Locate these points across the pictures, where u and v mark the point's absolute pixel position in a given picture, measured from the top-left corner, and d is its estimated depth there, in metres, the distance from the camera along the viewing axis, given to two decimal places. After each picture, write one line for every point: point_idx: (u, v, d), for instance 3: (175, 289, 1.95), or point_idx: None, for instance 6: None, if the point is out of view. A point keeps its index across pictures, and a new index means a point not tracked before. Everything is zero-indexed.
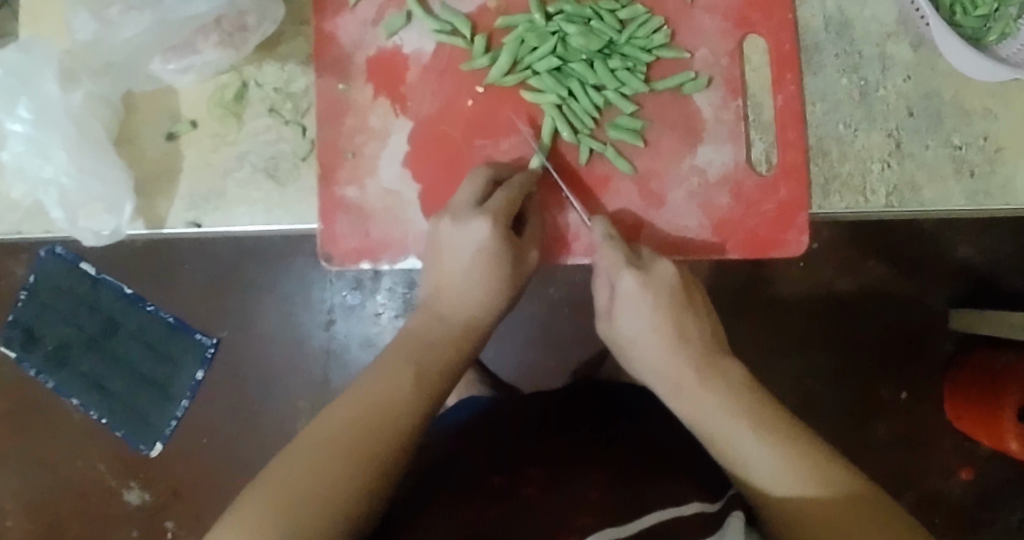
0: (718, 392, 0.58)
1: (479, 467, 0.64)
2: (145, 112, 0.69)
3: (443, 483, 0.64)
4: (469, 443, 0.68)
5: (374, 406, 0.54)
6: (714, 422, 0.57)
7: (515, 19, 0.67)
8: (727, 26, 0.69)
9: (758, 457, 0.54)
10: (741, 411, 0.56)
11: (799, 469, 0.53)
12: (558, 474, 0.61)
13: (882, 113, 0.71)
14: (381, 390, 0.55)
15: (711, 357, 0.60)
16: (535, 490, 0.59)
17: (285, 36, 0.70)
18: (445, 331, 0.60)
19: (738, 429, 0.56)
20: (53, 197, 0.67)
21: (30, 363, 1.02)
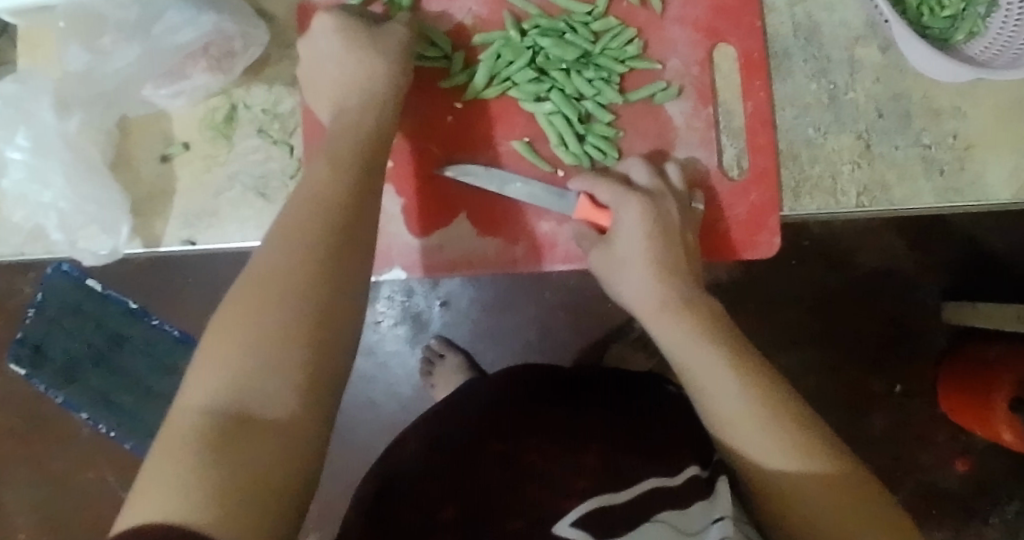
0: (702, 337, 0.60)
1: (480, 433, 0.67)
2: (139, 136, 0.72)
3: (447, 447, 0.67)
4: (466, 418, 0.71)
5: (280, 287, 0.46)
6: (706, 377, 0.58)
7: (492, 36, 0.70)
8: (696, 36, 0.71)
9: (733, 407, 0.56)
10: (727, 360, 0.58)
11: (778, 424, 0.55)
12: (558, 441, 0.66)
13: (852, 116, 0.73)
14: (284, 253, 0.48)
15: (691, 306, 0.61)
16: (536, 456, 0.63)
17: (271, 58, 0.72)
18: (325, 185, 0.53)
19: (723, 385, 0.57)
20: (53, 220, 0.70)
21: (40, 379, 1.06)
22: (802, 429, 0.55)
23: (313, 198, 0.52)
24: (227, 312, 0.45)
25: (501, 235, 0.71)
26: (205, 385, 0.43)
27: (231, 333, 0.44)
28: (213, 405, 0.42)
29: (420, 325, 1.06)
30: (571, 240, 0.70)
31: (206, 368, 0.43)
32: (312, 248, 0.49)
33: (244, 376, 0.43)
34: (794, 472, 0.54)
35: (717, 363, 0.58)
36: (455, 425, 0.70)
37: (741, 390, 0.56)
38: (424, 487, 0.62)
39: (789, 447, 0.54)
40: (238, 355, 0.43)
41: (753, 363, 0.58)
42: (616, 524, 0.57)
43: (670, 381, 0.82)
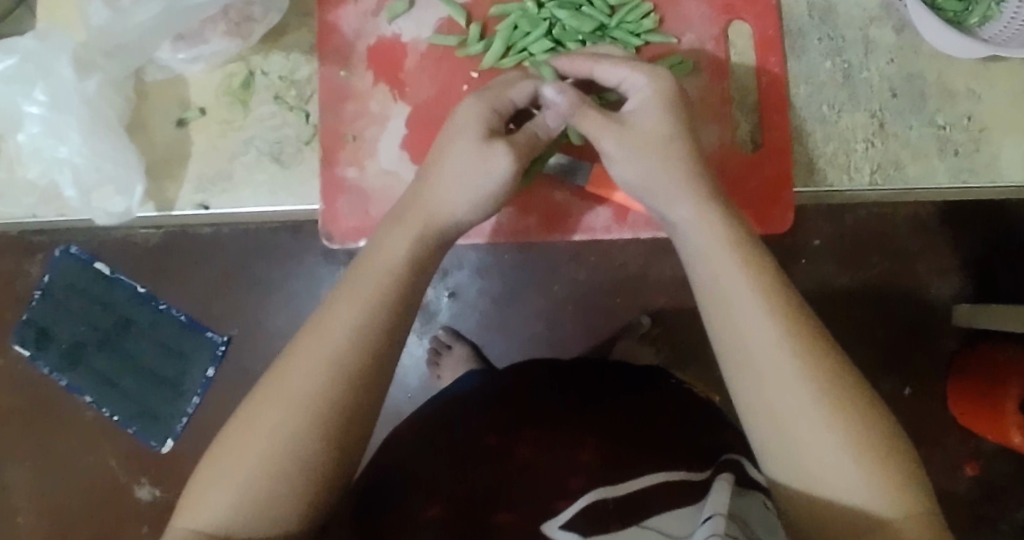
0: (733, 247, 0.50)
1: (476, 427, 0.67)
2: (156, 100, 0.72)
3: (443, 440, 0.66)
4: (471, 408, 0.70)
5: (296, 399, 0.45)
6: (792, 406, 0.46)
7: (509, 7, 0.70)
8: (712, 12, 0.72)
9: (767, 335, 0.47)
10: (817, 386, 0.46)
11: (875, 473, 0.44)
12: (554, 434, 0.65)
13: (866, 94, 0.73)
14: (316, 367, 0.46)
15: (745, 256, 0.50)
16: (530, 450, 0.63)
17: (290, 27, 0.73)
18: (377, 285, 0.49)
19: (816, 423, 0.45)
20: (67, 176, 0.70)
21: (44, 361, 1.06)
22: (901, 485, 0.44)
23: (358, 301, 0.48)
24: (240, 419, 0.45)
25: (514, 204, 0.71)
26: (203, 510, 0.44)
27: (241, 446, 0.44)
28: (210, 522, 0.43)
29: (427, 315, 1.05)
30: (585, 212, 0.71)
31: (213, 472, 0.44)
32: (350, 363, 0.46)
33: (247, 499, 0.44)
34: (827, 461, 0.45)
35: (809, 392, 0.45)
36: (451, 417, 0.69)
37: (840, 427, 0.45)
38: (413, 483, 0.63)
39: (859, 471, 0.44)
40: (241, 475, 0.44)
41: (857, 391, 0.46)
42: (606, 520, 0.56)
43: (672, 375, 0.79)
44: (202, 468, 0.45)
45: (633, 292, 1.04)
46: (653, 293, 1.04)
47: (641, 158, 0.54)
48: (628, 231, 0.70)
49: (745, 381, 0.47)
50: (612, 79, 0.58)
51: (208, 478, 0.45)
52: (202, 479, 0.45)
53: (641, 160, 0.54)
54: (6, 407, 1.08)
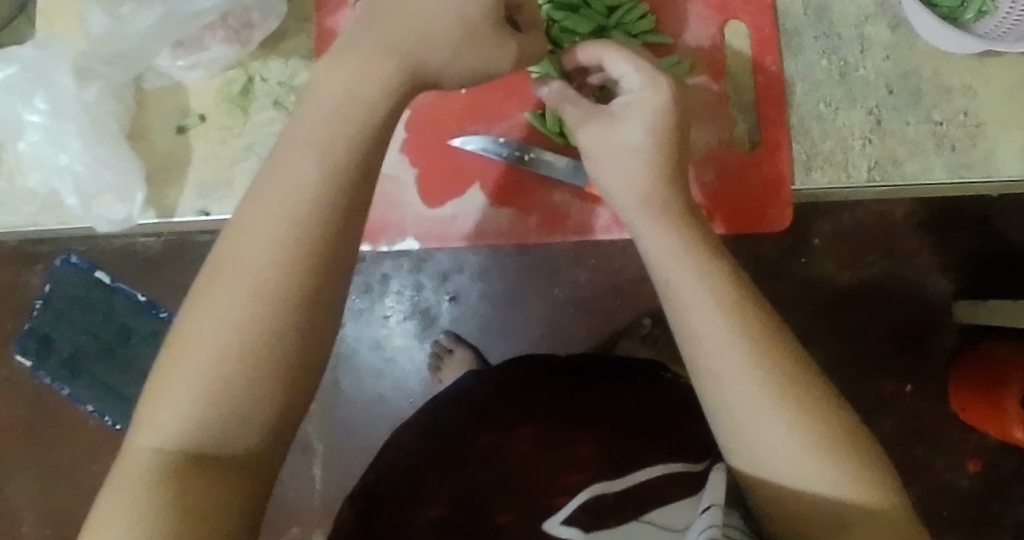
0: (691, 250, 0.52)
1: (473, 426, 0.68)
2: (156, 108, 0.73)
3: (441, 443, 0.67)
4: (467, 408, 0.71)
5: (260, 271, 0.42)
6: (743, 407, 0.48)
7: None
8: (708, 12, 0.72)
9: (718, 328, 0.49)
10: (772, 379, 0.48)
11: (832, 468, 0.46)
12: (550, 431, 0.65)
13: (862, 91, 0.74)
14: (277, 237, 0.43)
15: (702, 255, 0.52)
16: (527, 448, 0.64)
17: (288, 33, 0.73)
18: (331, 129, 0.46)
19: (769, 422, 0.47)
20: (69, 184, 0.71)
21: (47, 371, 1.06)
22: (857, 477, 0.46)
23: (310, 149, 0.45)
24: (202, 303, 0.42)
25: (514, 206, 0.71)
26: (171, 403, 0.41)
27: (199, 344, 0.41)
28: (178, 429, 0.40)
29: (428, 320, 1.05)
30: (584, 213, 0.71)
31: (169, 385, 0.41)
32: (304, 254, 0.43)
33: (214, 384, 0.41)
34: (789, 454, 0.47)
35: (757, 393, 0.47)
36: (449, 419, 0.70)
37: (793, 423, 0.47)
38: (415, 484, 0.63)
39: (821, 465, 0.46)
40: (202, 382, 0.41)
41: (809, 389, 0.48)
42: (605, 517, 0.55)
43: (668, 368, 0.80)
44: (166, 358, 0.42)
45: (634, 294, 1.04)
46: (653, 295, 1.04)
47: (613, 154, 0.56)
48: (627, 231, 0.71)
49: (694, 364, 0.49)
50: (619, 71, 0.57)
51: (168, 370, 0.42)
52: (164, 371, 0.42)
53: (613, 152, 0.56)
54: (8, 417, 1.08)
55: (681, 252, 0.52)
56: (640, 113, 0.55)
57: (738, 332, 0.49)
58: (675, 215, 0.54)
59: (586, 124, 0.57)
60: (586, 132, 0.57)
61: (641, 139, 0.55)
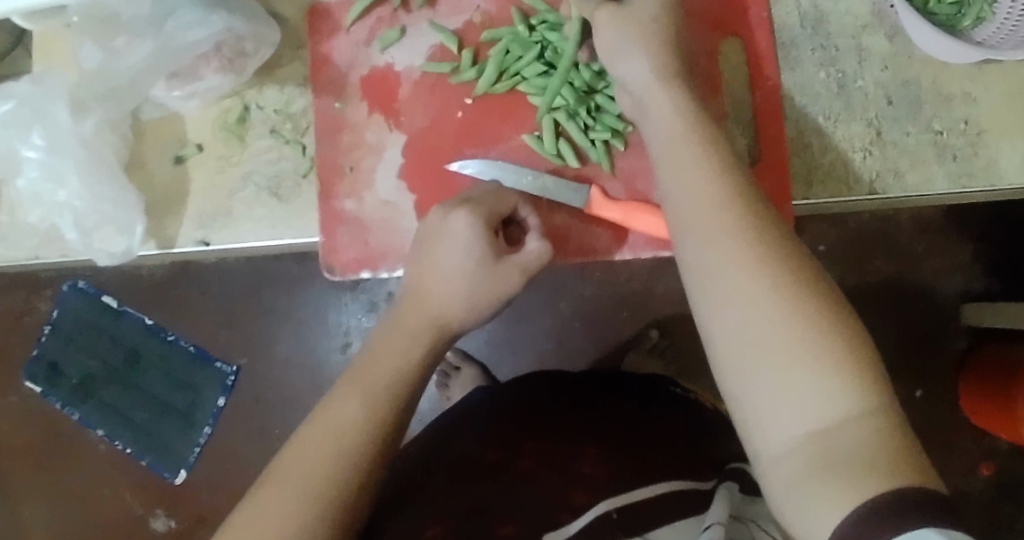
0: (713, 178, 0.52)
1: (479, 444, 0.67)
2: (153, 138, 0.73)
3: (447, 461, 0.66)
4: (476, 425, 0.71)
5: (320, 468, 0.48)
6: (751, 326, 0.46)
7: (499, 32, 0.70)
8: (703, 27, 0.72)
9: (727, 246, 0.48)
10: (786, 297, 0.45)
11: (844, 392, 0.43)
12: (557, 447, 0.65)
13: (862, 103, 0.73)
14: (340, 442, 0.49)
15: (719, 182, 0.51)
16: (530, 462, 0.63)
17: (283, 60, 0.73)
18: (397, 357, 0.54)
19: (774, 335, 0.45)
20: (68, 219, 0.71)
21: (57, 397, 1.06)
22: (882, 411, 0.42)
23: (379, 381, 0.53)
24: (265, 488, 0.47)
25: None
26: None
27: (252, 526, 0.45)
28: None
29: None
30: (584, 234, 0.71)
31: (257, 504, 0.46)
32: (355, 465, 0.49)
33: None
34: (796, 376, 0.44)
35: (767, 306, 0.45)
36: (454, 438, 0.70)
37: (818, 349, 0.44)
38: (417, 500, 0.63)
39: (831, 387, 0.43)
40: None
41: (823, 310, 0.45)
42: (611, 530, 0.56)
43: (677, 383, 0.79)
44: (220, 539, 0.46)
45: (638, 306, 1.04)
46: (660, 306, 1.03)
47: (626, 28, 0.60)
48: (627, 251, 0.70)
49: (706, 290, 0.48)
50: None
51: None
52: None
53: (624, 46, 0.60)
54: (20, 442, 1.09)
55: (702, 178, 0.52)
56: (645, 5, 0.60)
57: (753, 248, 0.48)
58: (703, 149, 0.54)
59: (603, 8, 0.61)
60: (606, 16, 0.61)
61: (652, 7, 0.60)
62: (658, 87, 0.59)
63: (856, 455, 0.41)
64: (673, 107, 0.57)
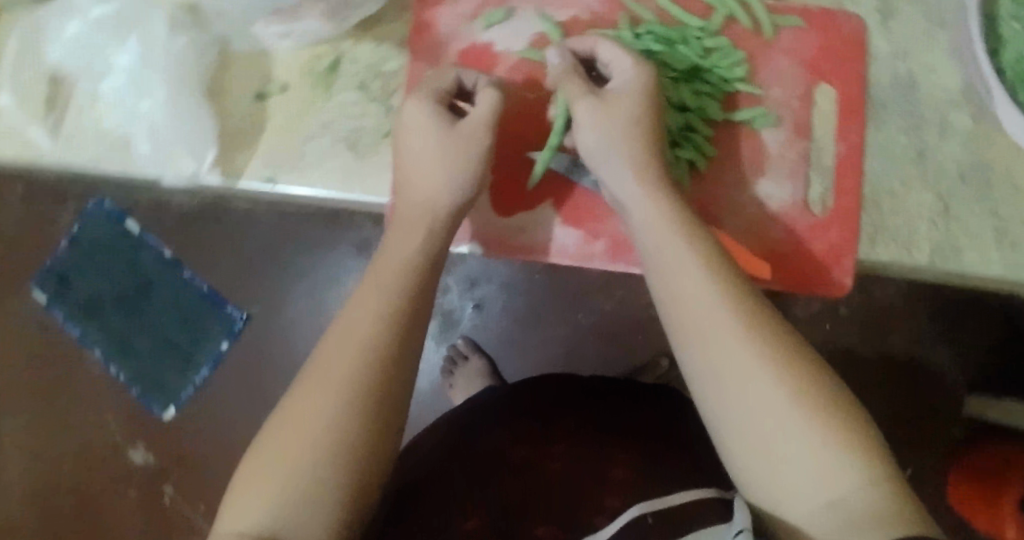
0: (708, 267, 0.54)
1: (501, 440, 0.68)
2: (238, 68, 0.72)
3: (470, 456, 0.67)
4: (490, 424, 0.71)
5: (337, 385, 0.51)
6: (754, 414, 0.49)
7: (604, 33, 0.70)
8: (801, 70, 0.73)
9: (729, 339, 0.51)
10: (787, 383, 0.49)
11: (853, 459, 0.47)
12: (582, 448, 0.66)
13: (936, 174, 0.74)
14: (354, 363, 0.51)
15: (714, 273, 0.54)
16: (558, 465, 0.65)
17: (384, 18, 0.73)
18: (400, 263, 0.57)
19: (780, 419, 0.49)
20: (144, 131, 0.71)
21: (60, 309, 1.06)
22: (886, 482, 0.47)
23: (382, 292, 0.55)
24: (287, 413, 0.50)
25: (582, 228, 0.71)
26: (256, 502, 0.47)
27: (288, 445, 0.49)
28: (257, 518, 0.47)
29: (450, 322, 1.05)
30: None
31: (268, 462, 0.49)
32: (366, 372, 0.51)
33: (291, 484, 0.48)
34: (804, 454, 0.48)
35: (775, 388, 0.49)
36: (470, 432, 0.70)
37: (823, 429, 0.48)
38: (442, 495, 0.63)
39: (835, 456, 0.47)
40: (278, 477, 0.48)
41: (820, 385, 0.50)
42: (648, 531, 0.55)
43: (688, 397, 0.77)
44: (252, 463, 0.49)
45: (657, 332, 1.04)
46: None
47: (611, 117, 0.60)
48: None
49: (711, 384, 0.51)
50: (606, 56, 0.63)
51: (252, 470, 0.49)
52: (248, 471, 0.49)
53: (605, 143, 0.60)
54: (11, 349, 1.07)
55: (700, 271, 0.53)
56: (627, 101, 0.61)
57: (751, 338, 0.51)
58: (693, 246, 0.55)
59: (582, 99, 0.61)
60: (585, 108, 0.60)
61: (633, 96, 0.60)
62: (643, 192, 0.58)
63: (870, 525, 0.45)
64: (656, 205, 0.58)
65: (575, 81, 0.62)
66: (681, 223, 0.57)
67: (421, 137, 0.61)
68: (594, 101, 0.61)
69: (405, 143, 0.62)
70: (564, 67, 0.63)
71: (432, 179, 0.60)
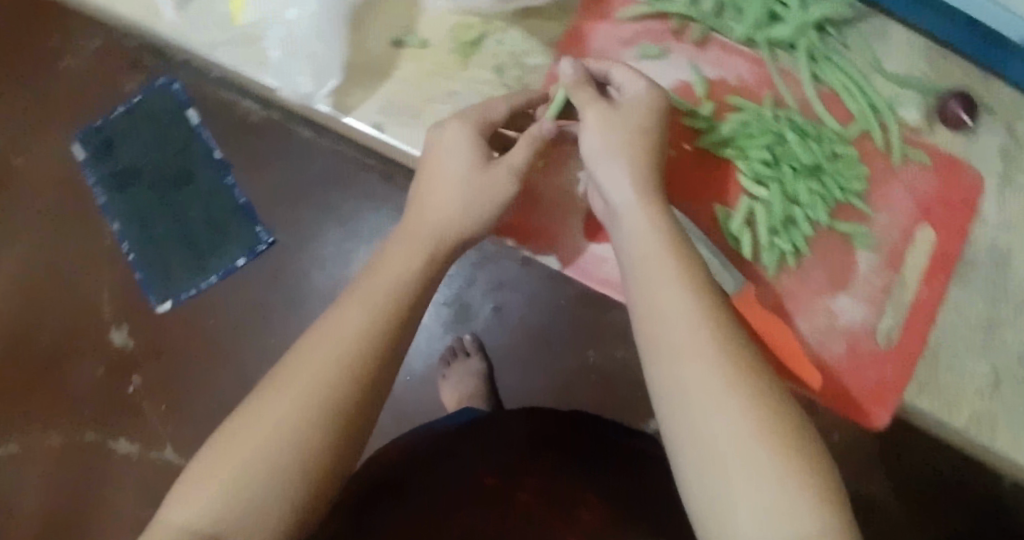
0: (698, 302, 0.54)
1: (479, 465, 0.77)
2: (386, 10, 0.72)
3: (450, 466, 0.77)
4: (474, 447, 0.79)
5: (312, 383, 0.52)
6: (746, 474, 0.49)
7: (747, 105, 0.71)
8: (912, 206, 0.74)
9: (723, 392, 0.51)
10: (758, 425, 0.50)
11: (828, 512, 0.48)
12: (550, 492, 0.74)
13: (1001, 350, 0.74)
14: (336, 359, 0.53)
15: (712, 316, 0.53)
16: (525, 501, 0.73)
17: (542, 14, 0.72)
18: (403, 259, 0.59)
19: (767, 477, 0.49)
20: (278, 34, 0.68)
21: (94, 172, 1.13)
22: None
23: (375, 305, 0.56)
24: (254, 405, 0.52)
25: None
26: (202, 492, 0.50)
27: (244, 440, 0.51)
28: (201, 512, 0.49)
29: (464, 316, 1.16)
30: None
31: (213, 465, 0.51)
32: (344, 374, 0.53)
33: (233, 487, 0.50)
34: (800, 517, 0.48)
35: (766, 447, 0.49)
36: (455, 443, 0.80)
37: (782, 468, 0.49)
38: (421, 492, 0.74)
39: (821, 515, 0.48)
40: (228, 481, 0.50)
41: (794, 426, 0.51)
42: None
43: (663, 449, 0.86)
44: (208, 453, 0.51)
45: None
46: None
47: (617, 131, 0.60)
48: None
49: (697, 444, 0.50)
50: (618, 76, 0.64)
51: (210, 457, 0.51)
52: (206, 456, 0.51)
53: (607, 160, 0.60)
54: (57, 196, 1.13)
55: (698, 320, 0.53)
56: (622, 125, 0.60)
57: (735, 389, 0.51)
58: (687, 274, 0.55)
59: (593, 108, 0.61)
60: (596, 115, 0.60)
61: (647, 115, 0.61)
62: (639, 204, 0.58)
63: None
64: (652, 223, 0.58)
65: (590, 95, 0.62)
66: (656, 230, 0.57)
67: (456, 160, 0.61)
68: (603, 109, 0.61)
69: (441, 161, 0.62)
70: (576, 76, 0.63)
71: (456, 196, 0.60)
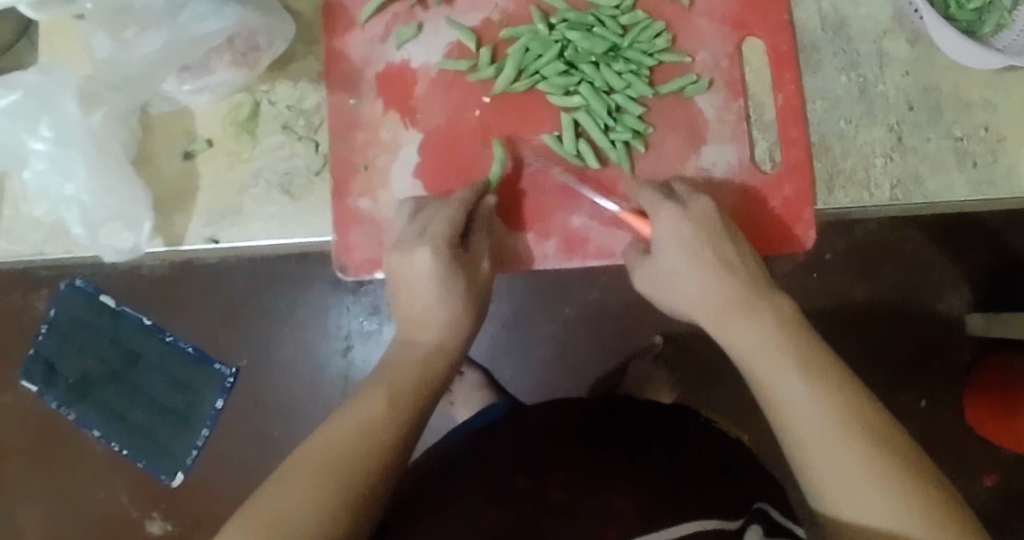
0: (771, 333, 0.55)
1: (509, 467, 0.61)
2: (161, 133, 0.71)
3: (471, 485, 0.60)
4: (503, 446, 0.64)
5: (335, 462, 0.49)
6: (850, 475, 0.47)
7: (518, 30, 0.69)
8: (724, 29, 0.71)
9: (807, 408, 0.50)
10: (844, 430, 0.48)
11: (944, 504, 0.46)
12: (588, 479, 0.58)
13: (883, 107, 0.72)
14: (355, 442, 0.50)
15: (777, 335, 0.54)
16: (562, 495, 0.57)
17: (296, 55, 0.72)
18: (417, 355, 0.57)
19: (869, 476, 0.47)
20: (74, 214, 0.69)
21: (53, 397, 0.99)
22: (904, 466, 0.47)
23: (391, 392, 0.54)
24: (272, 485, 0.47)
25: (533, 230, 0.70)
26: None
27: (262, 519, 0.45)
28: None
29: None
30: (604, 236, 0.70)
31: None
32: (365, 453, 0.50)
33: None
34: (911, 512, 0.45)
35: (855, 448, 0.48)
36: (477, 454, 0.64)
37: (871, 461, 0.47)
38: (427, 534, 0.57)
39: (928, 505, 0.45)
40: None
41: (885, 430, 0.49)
42: None
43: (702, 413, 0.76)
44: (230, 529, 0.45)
45: (647, 312, 0.99)
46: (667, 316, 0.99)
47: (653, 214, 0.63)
48: None
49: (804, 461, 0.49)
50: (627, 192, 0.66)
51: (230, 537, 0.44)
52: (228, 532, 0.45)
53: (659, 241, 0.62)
54: None
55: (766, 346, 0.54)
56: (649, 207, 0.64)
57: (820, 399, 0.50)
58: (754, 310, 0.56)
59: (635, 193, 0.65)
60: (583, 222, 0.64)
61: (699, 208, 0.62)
62: (689, 253, 0.60)
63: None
64: (702, 275, 0.59)
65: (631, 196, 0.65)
66: (711, 242, 0.60)
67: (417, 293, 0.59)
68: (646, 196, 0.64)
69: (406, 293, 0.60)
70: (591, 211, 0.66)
71: (433, 320, 0.58)
